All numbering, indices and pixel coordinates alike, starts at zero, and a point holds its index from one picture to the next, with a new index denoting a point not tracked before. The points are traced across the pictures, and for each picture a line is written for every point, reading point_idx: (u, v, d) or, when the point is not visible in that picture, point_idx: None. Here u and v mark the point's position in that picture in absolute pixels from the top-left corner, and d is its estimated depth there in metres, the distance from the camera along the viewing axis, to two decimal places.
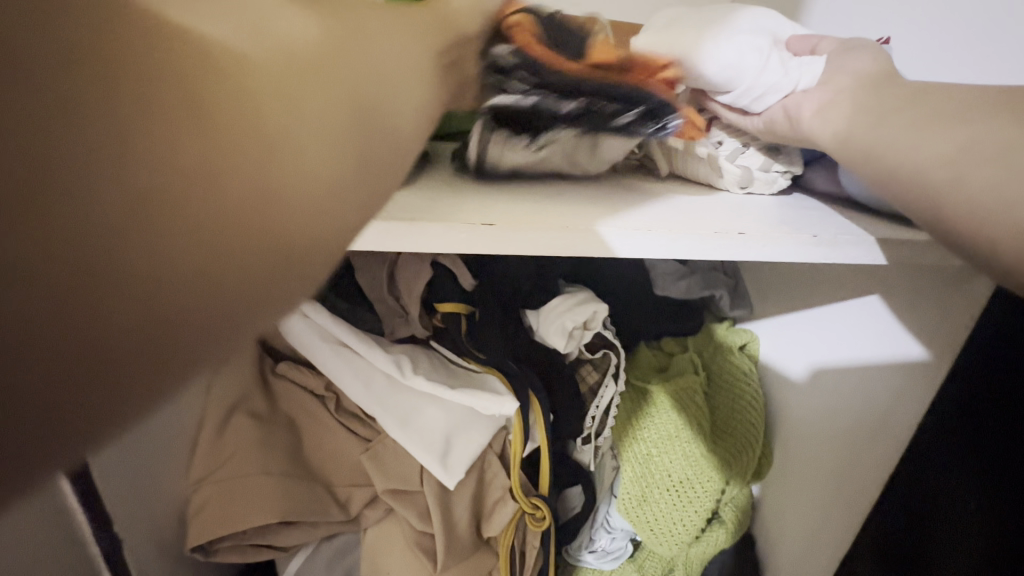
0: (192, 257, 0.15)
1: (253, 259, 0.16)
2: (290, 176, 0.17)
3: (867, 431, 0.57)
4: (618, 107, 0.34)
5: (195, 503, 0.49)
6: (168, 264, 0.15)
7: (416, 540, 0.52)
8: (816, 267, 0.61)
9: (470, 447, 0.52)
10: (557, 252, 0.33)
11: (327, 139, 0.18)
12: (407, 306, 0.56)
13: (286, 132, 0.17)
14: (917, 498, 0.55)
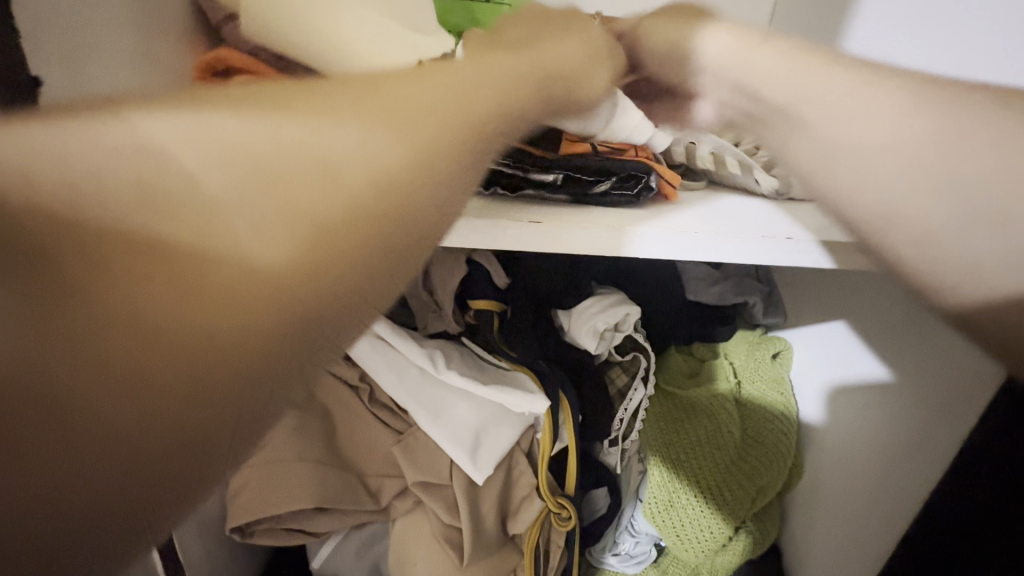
0: (219, 339, 0.16)
1: (276, 338, 0.17)
2: (320, 236, 0.18)
3: (893, 465, 0.54)
4: (599, 176, 0.36)
5: (233, 486, 0.50)
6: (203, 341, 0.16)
7: (443, 533, 0.53)
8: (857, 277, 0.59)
9: (498, 444, 0.52)
10: (601, 252, 0.33)
11: (344, 213, 0.19)
12: (441, 301, 0.57)
13: (308, 215, 0.18)
14: None
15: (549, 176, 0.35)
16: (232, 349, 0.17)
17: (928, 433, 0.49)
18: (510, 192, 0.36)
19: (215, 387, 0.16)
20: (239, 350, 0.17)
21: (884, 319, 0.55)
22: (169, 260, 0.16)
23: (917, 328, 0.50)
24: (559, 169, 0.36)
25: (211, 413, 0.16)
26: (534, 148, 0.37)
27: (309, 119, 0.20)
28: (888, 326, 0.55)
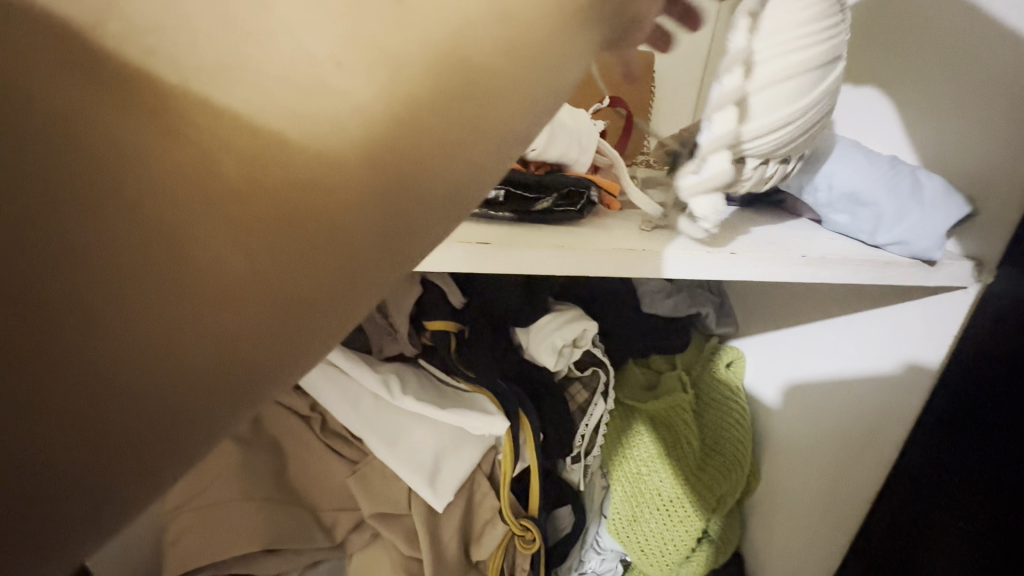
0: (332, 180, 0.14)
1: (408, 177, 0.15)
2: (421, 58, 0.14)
3: (848, 451, 0.59)
4: (538, 191, 0.36)
5: (173, 532, 0.47)
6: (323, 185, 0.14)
7: (403, 565, 0.50)
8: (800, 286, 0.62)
9: (458, 468, 0.51)
10: (550, 271, 0.33)
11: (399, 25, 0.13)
12: (396, 323, 0.56)
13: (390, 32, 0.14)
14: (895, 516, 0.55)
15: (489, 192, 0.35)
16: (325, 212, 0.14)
17: (890, 405, 0.55)
18: None
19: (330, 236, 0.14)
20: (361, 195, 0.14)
21: (842, 313, 0.57)
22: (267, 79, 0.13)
23: (894, 296, 0.53)
24: (500, 184, 0.35)
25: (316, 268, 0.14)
26: None
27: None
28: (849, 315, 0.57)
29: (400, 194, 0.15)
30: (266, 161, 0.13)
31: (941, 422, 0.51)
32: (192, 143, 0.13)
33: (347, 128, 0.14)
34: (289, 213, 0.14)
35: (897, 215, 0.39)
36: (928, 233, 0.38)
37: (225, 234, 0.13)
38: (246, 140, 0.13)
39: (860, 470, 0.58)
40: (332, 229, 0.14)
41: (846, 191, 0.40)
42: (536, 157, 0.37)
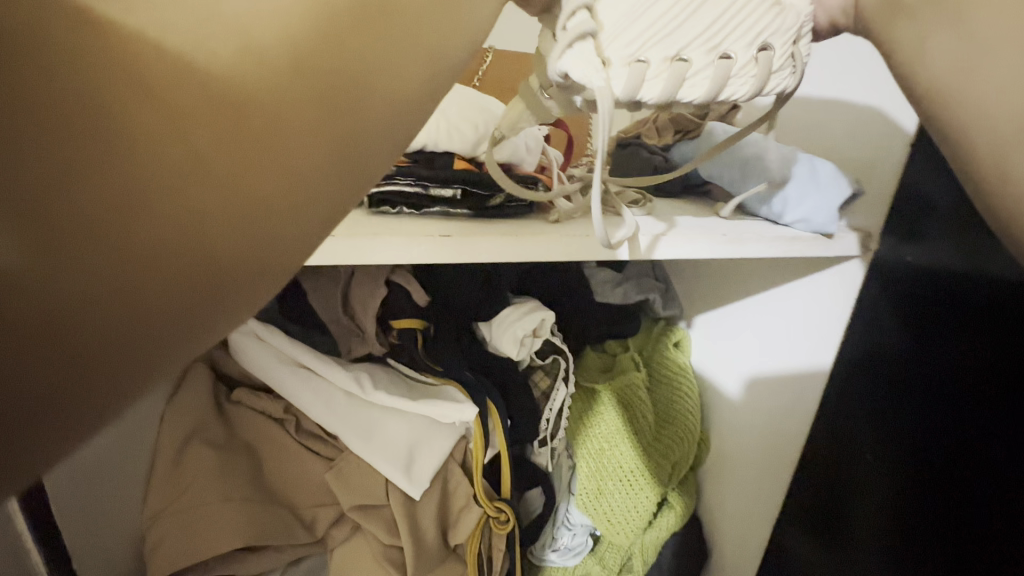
0: (263, 137, 0.15)
1: (328, 147, 0.16)
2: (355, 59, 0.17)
3: (784, 413, 0.65)
4: (492, 188, 0.40)
5: (152, 539, 0.47)
6: (248, 144, 0.15)
7: (383, 553, 0.52)
8: (730, 266, 0.68)
9: (432, 456, 0.54)
10: (506, 257, 0.37)
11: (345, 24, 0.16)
12: (363, 324, 0.59)
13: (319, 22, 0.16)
14: (835, 474, 0.61)
15: (447, 191, 0.39)
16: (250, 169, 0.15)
17: (816, 367, 0.61)
18: (417, 211, 0.39)
19: (250, 186, 0.15)
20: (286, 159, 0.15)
21: (768, 288, 0.64)
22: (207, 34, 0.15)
23: (805, 271, 0.60)
24: (456, 184, 0.39)
25: (236, 219, 0.15)
26: (428, 165, 0.39)
27: None
28: (777, 288, 0.63)
29: (337, 152, 0.16)
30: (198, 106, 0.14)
31: (846, 374, 0.58)
32: (164, 105, 0.14)
33: (293, 67, 0.15)
34: (265, 131, 0.15)
35: (799, 196, 0.45)
36: (824, 210, 0.45)
37: (183, 152, 0.14)
38: (210, 73, 0.14)
39: (794, 428, 0.64)
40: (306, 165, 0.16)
41: (757, 179, 0.47)
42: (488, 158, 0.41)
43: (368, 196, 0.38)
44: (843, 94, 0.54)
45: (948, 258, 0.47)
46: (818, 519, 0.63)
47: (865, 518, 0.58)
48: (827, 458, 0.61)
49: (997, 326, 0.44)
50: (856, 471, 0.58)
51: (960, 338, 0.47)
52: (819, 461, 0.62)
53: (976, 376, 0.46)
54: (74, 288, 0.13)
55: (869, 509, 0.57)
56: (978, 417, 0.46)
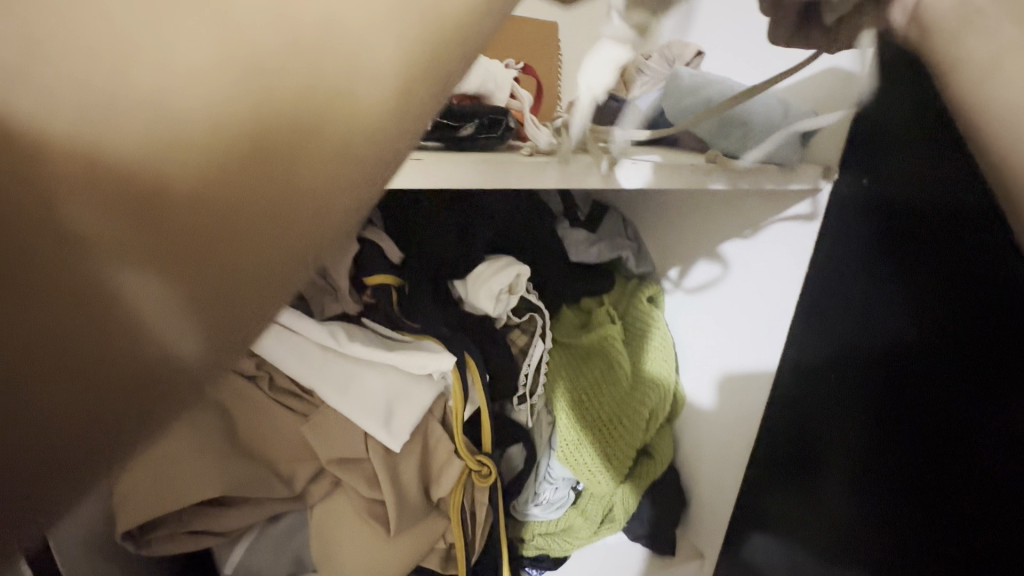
0: (262, 165, 0.14)
1: (331, 161, 0.15)
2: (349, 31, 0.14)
3: (756, 356, 0.66)
4: (463, 119, 0.40)
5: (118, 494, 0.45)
6: (248, 172, 0.14)
7: (367, 507, 0.53)
8: (699, 219, 0.70)
9: (412, 410, 0.53)
10: (480, 184, 0.38)
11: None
12: (336, 283, 0.57)
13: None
14: (814, 433, 0.59)
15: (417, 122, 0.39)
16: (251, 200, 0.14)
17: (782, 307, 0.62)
18: None
19: (255, 219, 0.14)
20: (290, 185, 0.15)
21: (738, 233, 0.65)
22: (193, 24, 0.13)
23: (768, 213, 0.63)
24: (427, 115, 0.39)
25: (247, 253, 0.14)
26: None
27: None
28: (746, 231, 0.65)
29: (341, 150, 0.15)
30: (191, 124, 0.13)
31: (812, 313, 0.59)
32: None
33: None
34: (265, 153, 0.14)
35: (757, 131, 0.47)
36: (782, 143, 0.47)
37: (185, 191, 0.14)
38: None
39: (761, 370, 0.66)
40: (331, 97, 0.15)
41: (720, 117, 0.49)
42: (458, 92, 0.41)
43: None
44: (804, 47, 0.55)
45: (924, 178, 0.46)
46: (790, 480, 0.62)
47: (835, 480, 0.56)
48: (811, 418, 0.59)
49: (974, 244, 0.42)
50: (830, 429, 0.57)
51: (936, 262, 0.45)
52: (803, 421, 0.60)
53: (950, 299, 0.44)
54: (87, 316, 0.13)
55: (839, 471, 0.55)
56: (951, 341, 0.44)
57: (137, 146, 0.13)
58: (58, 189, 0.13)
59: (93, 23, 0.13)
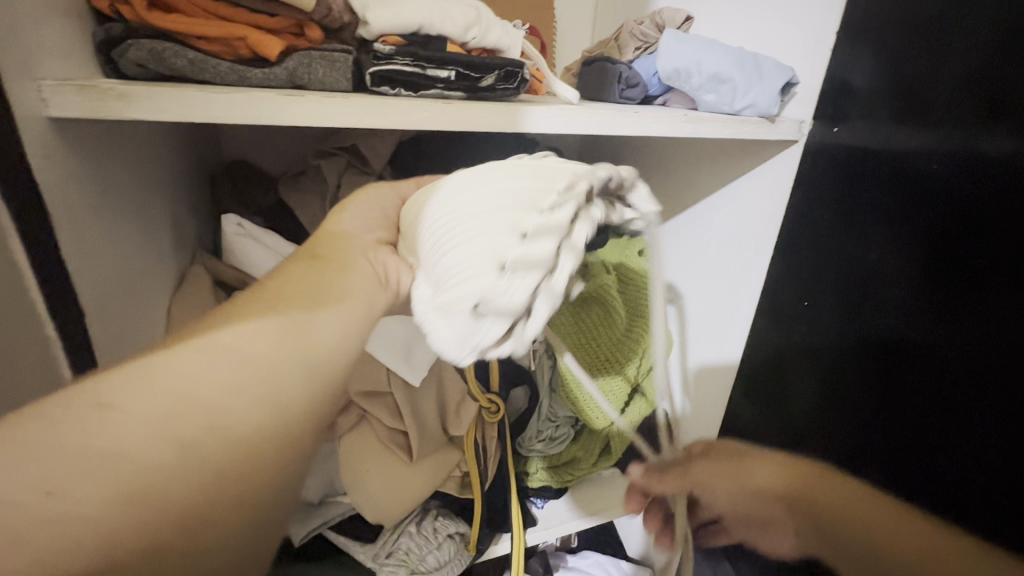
0: (229, 384, 0.26)
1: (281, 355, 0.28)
2: (244, 355, 0.27)
3: (737, 296, 0.67)
4: (485, 71, 0.44)
5: None
6: (219, 401, 0.25)
7: (388, 436, 0.57)
8: (672, 187, 0.76)
9: (429, 350, 0.57)
10: (503, 128, 0.44)
11: (258, 350, 0.27)
12: None
13: (220, 356, 0.27)
14: (843, 387, 0.51)
15: (441, 74, 0.42)
16: (250, 395, 0.26)
17: (762, 246, 0.63)
18: (415, 93, 0.42)
19: (256, 415, 0.26)
20: (270, 373, 0.27)
21: (723, 183, 0.67)
22: (183, 441, 0.24)
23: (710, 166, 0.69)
24: (451, 66, 0.42)
25: (254, 417, 0.26)
26: (424, 47, 0.43)
27: (182, 351, 0.26)
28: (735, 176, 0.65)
29: (275, 390, 0.27)
30: (210, 428, 0.25)
31: (843, 239, 0.52)
32: None
33: None
34: (264, 382, 0.27)
35: (746, 85, 0.52)
36: (767, 95, 0.52)
37: (217, 403, 0.25)
38: None
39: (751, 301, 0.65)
40: (279, 386, 0.27)
41: (711, 73, 0.52)
42: (476, 43, 0.46)
43: (371, 74, 0.41)
44: (758, 47, 0.60)
45: (928, 129, 0.43)
46: (857, 453, 0.50)
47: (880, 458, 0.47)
48: (833, 372, 0.53)
49: (972, 195, 0.40)
50: (872, 442, 0.48)
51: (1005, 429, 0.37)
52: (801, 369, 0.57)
53: (939, 256, 0.42)
54: (202, 468, 0.24)
55: (876, 442, 0.48)
56: (945, 303, 0.42)
57: (194, 399, 0.25)
58: (175, 453, 0.24)
59: (150, 398, 0.24)
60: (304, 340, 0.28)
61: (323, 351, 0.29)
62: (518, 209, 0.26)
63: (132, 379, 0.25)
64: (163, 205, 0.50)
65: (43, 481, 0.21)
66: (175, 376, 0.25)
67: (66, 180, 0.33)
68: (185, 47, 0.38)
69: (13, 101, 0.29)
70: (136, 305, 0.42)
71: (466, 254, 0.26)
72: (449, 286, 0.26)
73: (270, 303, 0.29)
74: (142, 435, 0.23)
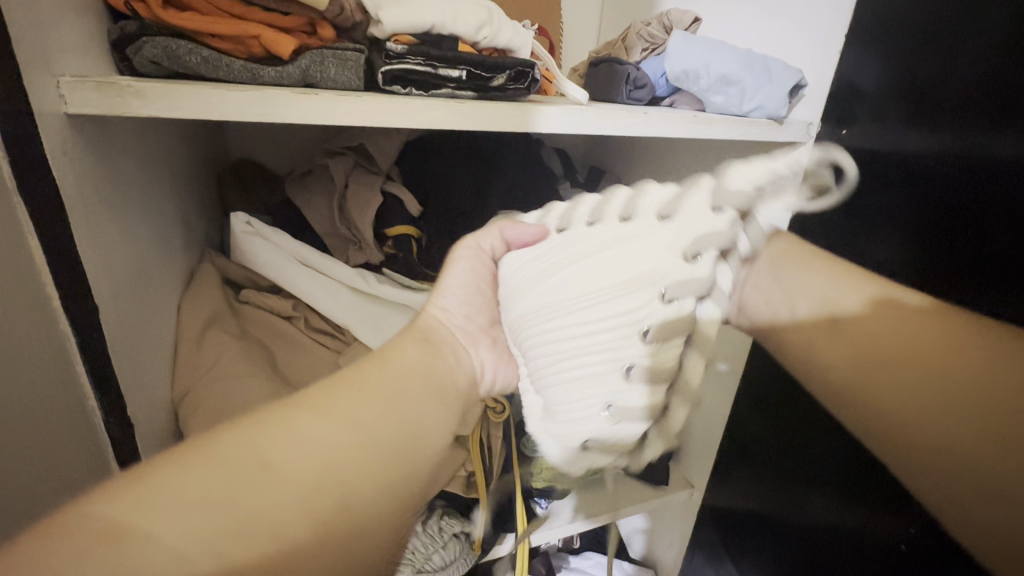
0: (353, 443, 0.28)
1: (390, 425, 0.30)
2: (357, 417, 0.29)
3: None
4: (496, 70, 0.44)
5: (184, 411, 0.45)
6: (349, 461, 0.27)
7: None
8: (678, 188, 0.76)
9: None
10: (514, 127, 0.44)
11: (371, 416, 0.29)
12: (360, 232, 0.60)
13: (342, 415, 0.28)
14: None
15: (452, 73, 0.42)
16: (364, 456, 0.28)
17: None
18: (426, 92, 0.42)
19: (374, 480, 0.28)
20: (382, 437, 0.29)
21: None
22: (313, 503, 0.25)
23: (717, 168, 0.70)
24: (463, 66, 0.42)
25: (372, 481, 0.28)
26: (436, 47, 0.43)
27: (309, 412, 0.28)
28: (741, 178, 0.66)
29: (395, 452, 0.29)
30: (340, 492, 0.26)
31: (851, 241, 0.52)
32: None
33: None
34: (385, 449, 0.29)
35: (754, 86, 0.52)
36: (775, 97, 0.52)
37: (345, 464, 0.27)
38: None
39: None
40: (408, 447, 0.30)
41: (719, 75, 0.53)
42: (487, 43, 0.46)
43: (383, 73, 0.41)
44: (766, 49, 0.60)
45: (938, 132, 0.43)
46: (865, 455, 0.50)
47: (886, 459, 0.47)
48: None
49: (981, 198, 0.40)
50: None
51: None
52: None
53: (948, 257, 0.42)
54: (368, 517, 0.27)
55: None
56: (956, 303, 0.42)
57: (325, 458, 0.26)
58: (328, 512, 0.25)
59: (284, 454, 0.25)
60: (416, 403, 0.32)
61: (421, 443, 0.31)
62: (637, 296, 0.31)
63: (267, 435, 0.26)
64: (173, 202, 0.50)
65: (209, 542, 0.22)
66: (305, 435, 0.27)
67: (82, 176, 0.33)
68: (199, 45, 0.38)
69: (32, 96, 0.29)
70: (148, 301, 0.42)
71: (580, 386, 0.32)
72: (571, 413, 0.32)
73: (380, 368, 0.32)
74: (276, 491, 0.24)
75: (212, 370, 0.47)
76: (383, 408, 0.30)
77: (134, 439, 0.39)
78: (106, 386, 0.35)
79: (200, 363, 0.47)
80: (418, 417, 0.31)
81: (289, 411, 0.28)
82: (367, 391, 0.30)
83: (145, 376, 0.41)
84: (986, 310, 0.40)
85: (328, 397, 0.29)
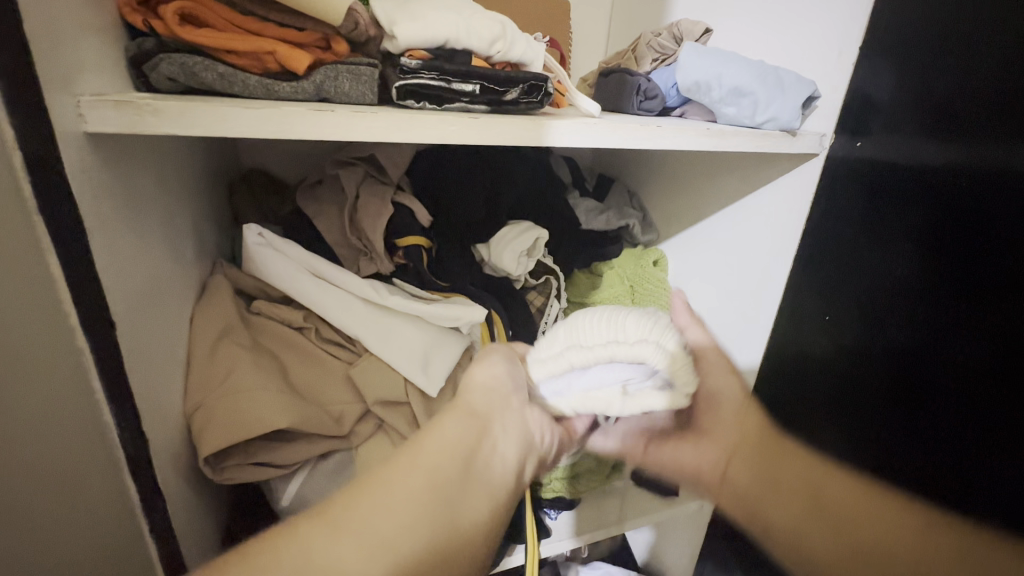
0: (402, 513, 0.34)
1: (435, 497, 0.36)
2: (401, 498, 0.35)
3: (754, 308, 0.66)
4: (509, 84, 0.44)
5: (197, 424, 0.46)
6: (392, 523, 0.33)
7: None
8: (687, 197, 0.76)
9: (446, 361, 0.56)
10: (527, 141, 0.44)
11: (414, 482, 0.36)
12: (371, 243, 0.60)
13: (382, 502, 0.34)
14: (868, 405, 0.51)
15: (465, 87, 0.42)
16: (408, 531, 0.33)
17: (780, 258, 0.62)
18: (439, 106, 0.42)
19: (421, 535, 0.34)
20: (416, 518, 0.34)
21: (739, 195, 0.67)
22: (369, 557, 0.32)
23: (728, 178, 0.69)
24: (477, 80, 0.42)
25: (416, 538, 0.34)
26: (449, 61, 0.43)
27: (354, 499, 0.34)
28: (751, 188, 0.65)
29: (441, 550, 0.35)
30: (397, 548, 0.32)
31: (866, 255, 0.51)
32: None
33: None
34: (432, 510, 0.35)
35: (767, 99, 0.52)
36: (788, 109, 0.52)
37: (391, 529, 0.33)
38: None
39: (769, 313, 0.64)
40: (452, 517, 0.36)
41: (731, 86, 0.52)
42: (501, 57, 0.46)
43: (397, 88, 0.41)
44: (778, 59, 0.60)
45: (953, 145, 0.43)
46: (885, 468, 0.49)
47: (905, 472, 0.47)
48: (857, 389, 0.52)
49: (999, 213, 0.40)
50: (901, 459, 0.48)
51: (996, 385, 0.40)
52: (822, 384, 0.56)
53: (965, 272, 0.42)
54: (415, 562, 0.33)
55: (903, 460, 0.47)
56: (972, 318, 0.41)
57: (383, 532, 0.33)
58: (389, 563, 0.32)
59: (338, 534, 0.32)
60: (445, 491, 0.36)
61: (463, 528, 0.36)
62: None
63: (318, 526, 0.32)
64: (188, 214, 0.50)
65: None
66: (328, 559, 0.30)
67: (100, 194, 0.34)
68: (215, 61, 0.38)
69: (52, 116, 0.29)
70: (163, 314, 0.42)
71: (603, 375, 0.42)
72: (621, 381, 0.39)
73: (423, 449, 0.38)
74: (336, 538, 0.32)
75: (224, 383, 0.47)
76: (422, 516, 0.34)
77: (149, 454, 0.39)
78: (122, 401, 0.36)
79: (213, 376, 0.47)
80: (457, 506, 0.36)
81: (312, 522, 0.32)
82: (404, 489, 0.35)
83: (159, 390, 0.41)
84: (1000, 326, 0.39)
85: (345, 513, 0.33)
